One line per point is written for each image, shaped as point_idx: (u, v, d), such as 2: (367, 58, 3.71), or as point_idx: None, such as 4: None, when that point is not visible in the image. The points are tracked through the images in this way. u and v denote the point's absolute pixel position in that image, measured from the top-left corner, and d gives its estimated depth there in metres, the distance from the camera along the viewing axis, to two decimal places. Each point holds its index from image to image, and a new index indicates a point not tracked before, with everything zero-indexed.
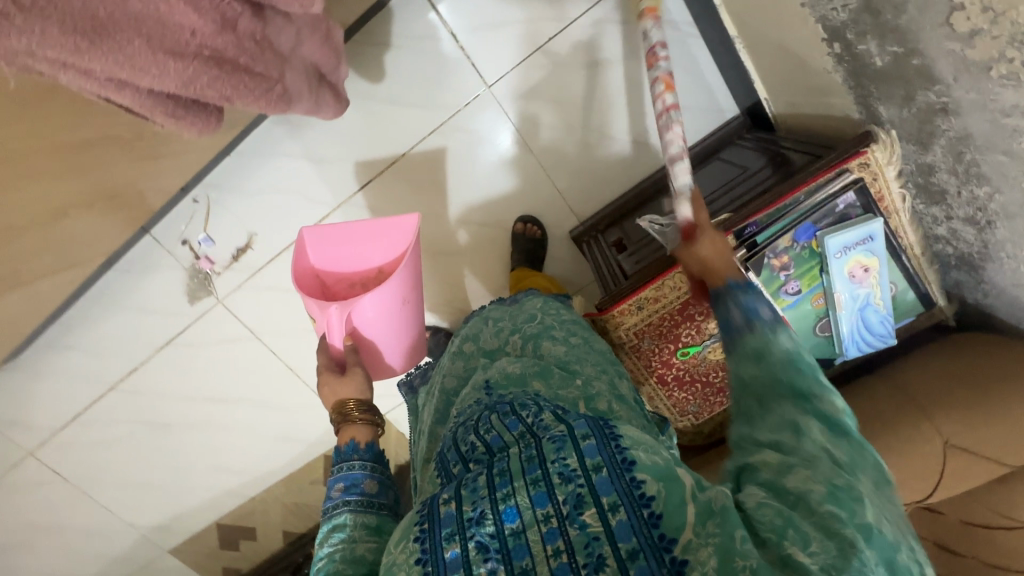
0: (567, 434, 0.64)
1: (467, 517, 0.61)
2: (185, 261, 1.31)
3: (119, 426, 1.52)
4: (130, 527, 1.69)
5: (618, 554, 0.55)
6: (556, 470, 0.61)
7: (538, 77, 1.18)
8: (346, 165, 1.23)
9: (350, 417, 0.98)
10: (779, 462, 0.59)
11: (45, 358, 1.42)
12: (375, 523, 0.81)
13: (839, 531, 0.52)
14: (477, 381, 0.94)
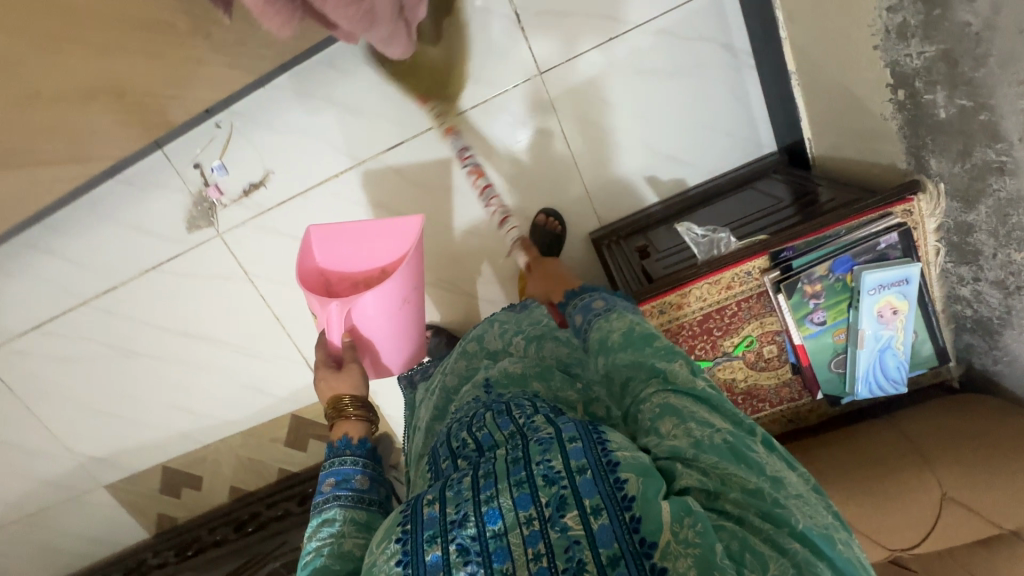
0: (555, 436, 0.62)
1: (450, 518, 0.59)
2: (193, 186, 1.26)
3: (82, 344, 1.44)
4: (68, 454, 1.61)
5: (598, 560, 0.53)
6: (540, 471, 0.59)
7: (586, 75, 1.13)
8: (379, 121, 1.20)
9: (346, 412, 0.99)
10: (700, 478, 0.58)
11: (21, 259, 1.35)
12: (364, 519, 0.79)
13: (787, 547, 0.53)
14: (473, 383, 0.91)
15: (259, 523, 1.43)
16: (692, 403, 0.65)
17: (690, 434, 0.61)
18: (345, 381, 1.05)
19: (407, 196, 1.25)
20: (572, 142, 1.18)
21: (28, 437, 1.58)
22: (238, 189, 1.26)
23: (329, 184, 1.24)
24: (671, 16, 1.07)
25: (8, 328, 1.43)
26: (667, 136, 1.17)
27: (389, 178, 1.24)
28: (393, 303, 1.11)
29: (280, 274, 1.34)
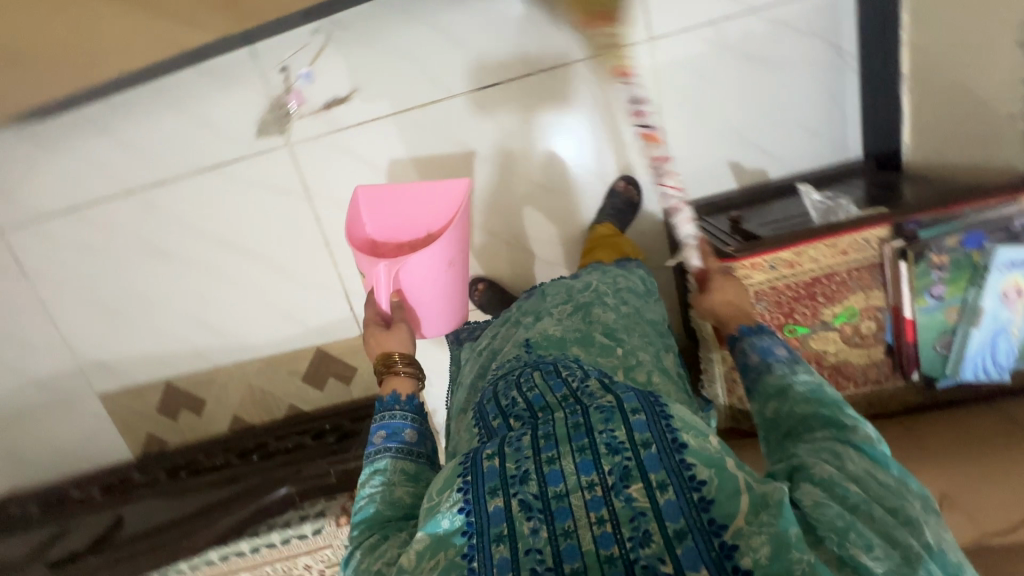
0: (617, 407, 0.65)
1: (511, 475, 0.63)
2: (274, 90, 1.21)
3: (115, 237, 1.38)
4: (68, 354, 1.52)
5: (664, 532, 0.55)
6: (603, 440, 0.62)
7: (698, 50, 1.13)
8: (481, 58, 1.17)
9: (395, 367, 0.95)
10: (839, 495, 0.57)
11: (72, 135, 1.29)
12: (414, 470, 0.82)
13: (902, 541, 0.54)
14: (515, 344, 0.91)
15: (264, 453, 1.36)
16: (855, 448, 0.61)
17: (835, 459, 0.60)
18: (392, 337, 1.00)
19: (492, 141, 1.22)
20: (667, 112, 1.19)
21: (32, 327, 1.50)
22: (321, 103, 1.22)
23: (415, 113, 1.22)
24: (792, 7, 1.09)
25: (40, 207, 1.36)
26: (763, 126, 1.18)
27: (476, 118, 1.21)
28: (440, 265, 1.08)
29: (341, 198, 1.30)
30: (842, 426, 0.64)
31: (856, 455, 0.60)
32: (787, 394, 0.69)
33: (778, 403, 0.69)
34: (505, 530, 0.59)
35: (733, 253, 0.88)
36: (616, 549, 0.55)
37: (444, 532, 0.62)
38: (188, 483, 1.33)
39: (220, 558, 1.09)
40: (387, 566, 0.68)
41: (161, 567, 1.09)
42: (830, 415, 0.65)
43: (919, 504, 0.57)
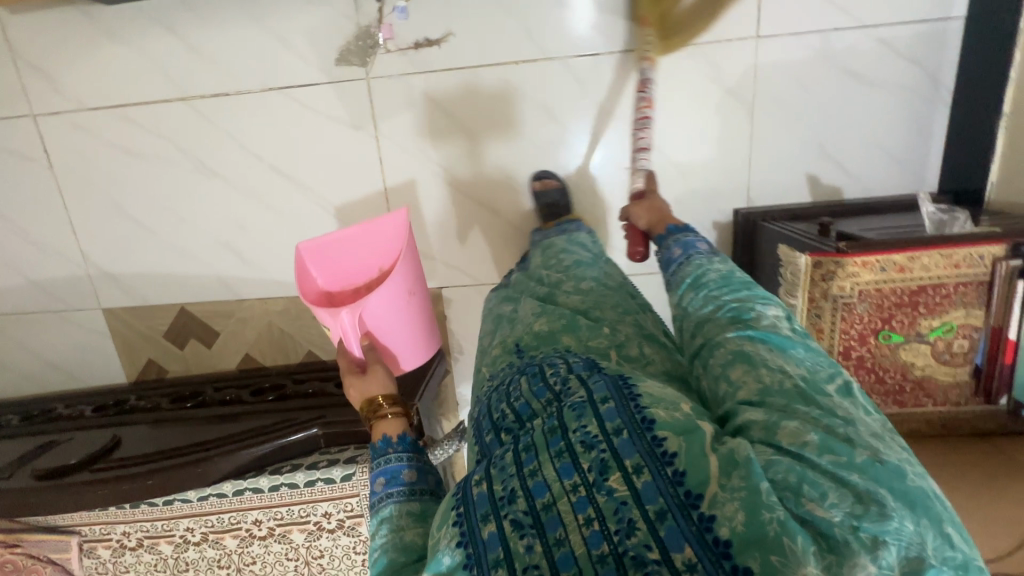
0: (588, 401, 0.65)
1: (499, 497, 0.61)
2: (365, 20, 1.16)
3: (158, 143, 1.30)
4: (77, 260, 1.42)
5: (646, 516, 0.54)
6: (578, 438, 0.62)
7: (800, 57, 1.13)
8: (583, 25, 1.14)
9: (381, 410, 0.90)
10: (783, 446, 0.55)
11: (135, 26, 1.21)
12: (419, 510, 0.76)
13: (848, 479, 0.51)
14: (504, 342, 0.90)
15: (281, 395, 1.27)
16: (768, 347, 0.66)
17: (755, 365, 0.64)
18: (369, 381, 0.98)
19: (578, 111, 1.20)
20: (761, 118, 1.17)
21: (43, 225, 1.39)
22: (409, 39, 1.17)
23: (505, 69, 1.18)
24: (898, 31, 1.10)
25: (82, 97, 1.27)
26: (849, 145, 1.18)
27: (568, 86, 1.18)
28: (401, 296, 1.13)
29: (410, 144, 1.25)
30: (744, 319, 0.70)
31: (766, 350, 0.65)
32: (698, 285, 0.79)
33: (693, 295, 0.79)
34: (501, 555, 0.56)
35: (848, 251, 0.80)
36: (606, 545, 0.54)
37: (446, 569, 0.59)
38: (195, 414, 1.24)
39: (235, 493, 1.01)
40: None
41: (166, 494, 1.00)
42: (733, 312, 0.72)
43: (857, 429, 0.56)
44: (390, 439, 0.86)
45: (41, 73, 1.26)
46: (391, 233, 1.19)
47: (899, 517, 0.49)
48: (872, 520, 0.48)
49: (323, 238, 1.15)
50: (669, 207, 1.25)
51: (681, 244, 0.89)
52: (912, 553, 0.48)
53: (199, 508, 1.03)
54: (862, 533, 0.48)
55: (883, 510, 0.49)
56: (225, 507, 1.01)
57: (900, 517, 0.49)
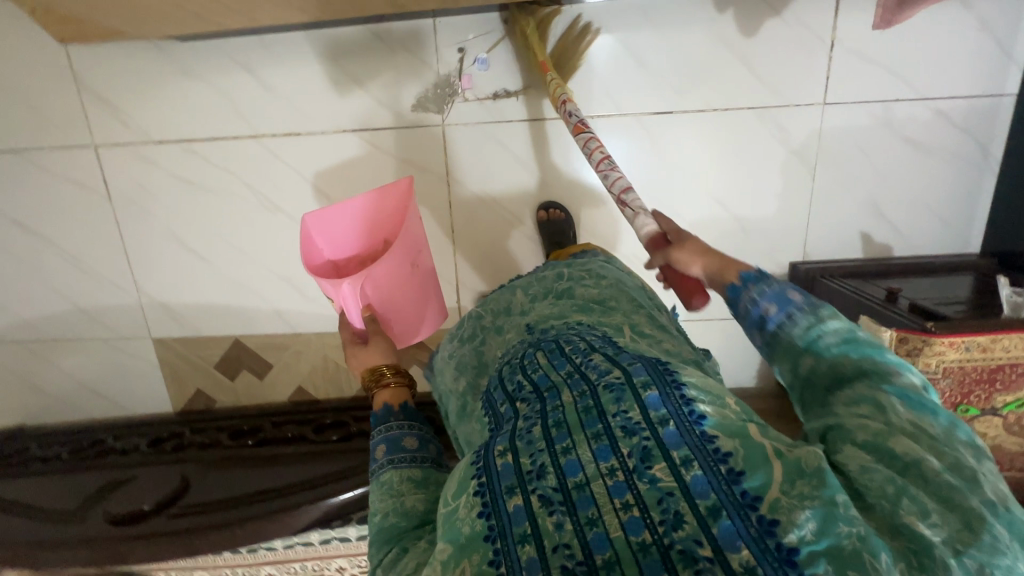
0: (627, 384, 0.58)
1: (525, 470, 0.54)
2: (446, 69, 1.18)
3: (223, 177, 1.29)
4: (129, 289, 1.40)
5: (697, 511, 0.47)
6: (619, 423, 0.54)
7: (862, 123, 1.19)
8: (658, 84, 1.18)
9: (386, 377, 0.89)
10: (888, 458, 0.49)
11: (208, 62, 1.20)
12: (421, 477, 0.71)
13: (961, 504, 0.45)
14: (517, 332, 0.86)
15: (345, 433, 1.27)
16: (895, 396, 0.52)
17: (878, 408, 0.52)
18: (371, 351, 0.96)
19: (647, 164, 1.24)
20: (821, 177, 1.23)
21: (96, 253, 1.37)
22: (489, 89, 1.20)
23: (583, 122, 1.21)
24: (953, 104, 1.17)
25: (148, 129, 1.26)
26: (900, 205, 1.24)
27: (643, 141, 1.22)
28: (403, 271, 1.07)
29: (481, 189, 1.27)
30: (877, 373, 0.55)
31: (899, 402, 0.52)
32: (814, 347, 0.59)
33: (811, 360, 0.59)
34: (528, 531, 0.50)
35: (935, 331, 0.89)
36: (648, 534, 0.47)
37: (464, 540, 0.52)
38: (260, 452, 1.26)
39: (320, 541, 1.08)
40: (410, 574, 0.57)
41: (251, 544, 1.05)
42: (853, 360, 0.56)
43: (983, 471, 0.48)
44: (392, 407, 0.83)
45: (106, 104, 1.24)
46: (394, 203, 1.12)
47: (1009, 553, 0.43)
48: (983, 549, 0.43)
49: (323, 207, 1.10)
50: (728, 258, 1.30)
51: (774, 292, 0.62)
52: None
53: (284, 556, 1.10)
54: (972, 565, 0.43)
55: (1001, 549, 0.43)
56: (315, 556, 1.09)
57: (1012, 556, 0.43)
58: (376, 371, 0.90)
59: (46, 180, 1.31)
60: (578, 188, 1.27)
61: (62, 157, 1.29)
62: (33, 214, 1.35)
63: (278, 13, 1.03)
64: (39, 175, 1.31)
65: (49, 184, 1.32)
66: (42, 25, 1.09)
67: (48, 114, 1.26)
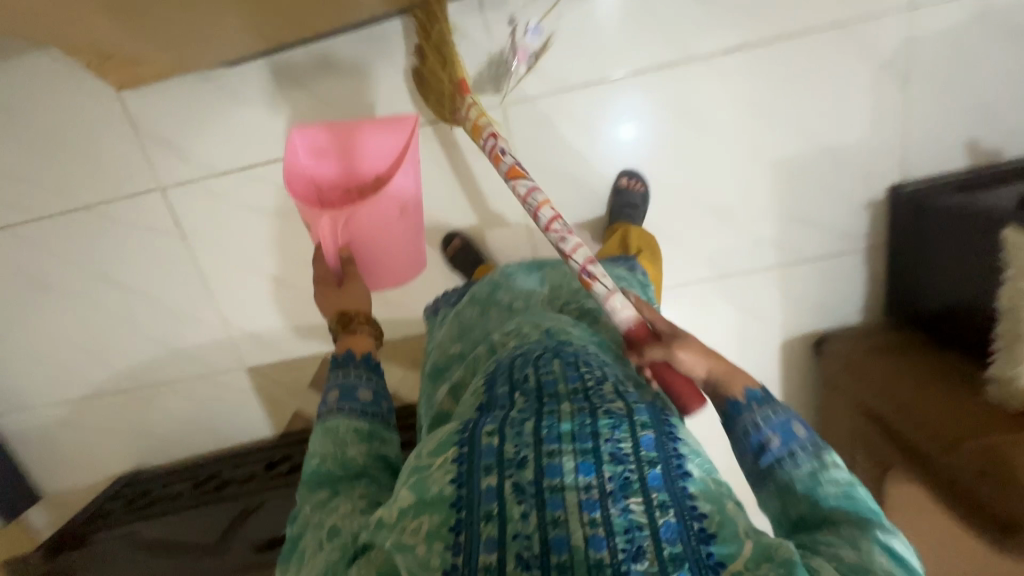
0: (628, 417, 0.59)
1: (508, 457, 0.55)
2: (498, 45, 1.15)
3: (289, 199, 1.29)
4: (216, 324, 1.42)
5: (659, 555, 0.50)
6: (608, 448, 0.56)
7: (956, 21, 1.09)
8: (725, 19, 1.11)
9: (356, 322, 0.94)
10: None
11: (260, 84, 1.20)
12: (366, 430, 0.76)
13: None
14: (520, 320, 0.85)
15: None
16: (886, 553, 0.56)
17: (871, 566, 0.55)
18: (347, 296, 0.99)
19: (723, 108, 1.17)
20: (913, 89, 1.14)
21: (179, 296, 1.40)
22: (543, 59, 1.15)
23: (631, 75, 1.16)
24: None
25: (210, 162, 1.26)
26: (1007, 102, 1.14)
27: (696, 81, 1.16)
28: (392, 214, 1.12)
29: (551, 165, 1.23)
30: (865, 524, 0.59)
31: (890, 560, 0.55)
32: (812, 489, 0.62)
33: (805, 501, 0.62)
34: (494, 511, 0.52)
35: None
36: (607, 554, 0.49)
37: (428, 499, 0.55)
38: None
39: None
40: (341, 520, 0.64)
41: None
42: (845, 506, 0.61)
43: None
44: (353, 354, 0.87)
45: (167, 145, 1.25)
46: (392, 138, 1.13)
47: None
48: None
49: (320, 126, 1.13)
50: (821, 193, 1.22)
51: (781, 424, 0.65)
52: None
53: None
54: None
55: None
56: None
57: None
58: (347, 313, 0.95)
59: (121, 230, 1.34)
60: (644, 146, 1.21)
61: (133, 208, 1.31)
62: (114, 267, 1.38)
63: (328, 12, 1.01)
64: (114, 230, 1.33)
65: (124, 235, 1.34)
66: (102, 75, 1.11)
67: (113, 164, 1.27)
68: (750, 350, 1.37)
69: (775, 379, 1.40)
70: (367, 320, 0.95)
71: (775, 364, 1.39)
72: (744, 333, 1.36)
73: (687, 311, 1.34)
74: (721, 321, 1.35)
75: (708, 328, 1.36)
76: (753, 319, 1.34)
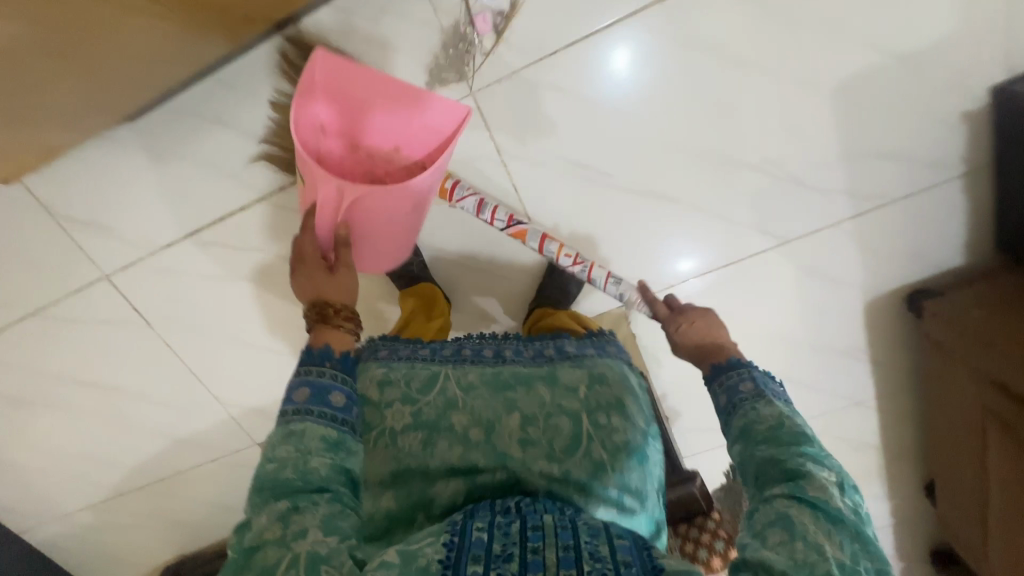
0: (604, 529, 0.58)
1: (495, 552, 0.53)
2: (449, 19, 0.91)
3: (249, 258, 1.09)
4: (214, 407, 1.27)
5: None
6: (586, 547, 0.54)
7: None
8: None
9: (334, 316, 0.75)
10: (772, 534, 0.55)
11: (178, 135, 0.99)
12: (336, 439, 0.64)
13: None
14: (510, 421, 0.73)
15: None
16: (808, 509, 0.56)
17: (790, 529, 0.54)
18: (323, 282, 0.79)
19: (750, 36, 0.89)
20: None
21: (166, 384, 1.24)
22: (512, 21, 0.90)
23: (636, 19, 0.90)
24: None
25: (152, 237, 1.06)
26: None
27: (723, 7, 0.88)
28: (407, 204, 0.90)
29: (546, 154, 0.99)
30: (791, 474, 0.60)
31: (811, 517, 0.55)
32: (747, 436, 0.67)
33: (742, 447, 0.67)
34: None
35: None
36: None
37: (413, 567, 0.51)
38: None
39: None
40: (315, 546, 0.52)
41: None
42: (779, 462, 0.61)
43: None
44: (331, 350, 0.72)
45: (97, 228, 1.06)
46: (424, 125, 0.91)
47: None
48: None
49: (350, 63, 0.86)
50: (894, 116, 0.95)
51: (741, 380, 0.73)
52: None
53: None
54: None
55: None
56: None
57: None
58: (323, 303, 0.76)
59: (82, 331, 1.17)
60: (673, 105, 0.95)
61: (84, 305, 1.14)
62: (88, 369, 1.22)
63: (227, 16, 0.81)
64: (73, 331, 1.17)
65: (85, 335, 1.18)
66: None
67: (44, 263, 1.09)
68: (827, 319, 1.14)
69: (860, 345, 1.17)
70: (344, 317, 0.76)
71: (860, 330, 1.15)
72: (817, 302, 1.12)
73: (749, 290, 1.11)
74: (789, 292, 1.11)
75: (771, 305, 1.13)
76: (827, 283, 1.10)
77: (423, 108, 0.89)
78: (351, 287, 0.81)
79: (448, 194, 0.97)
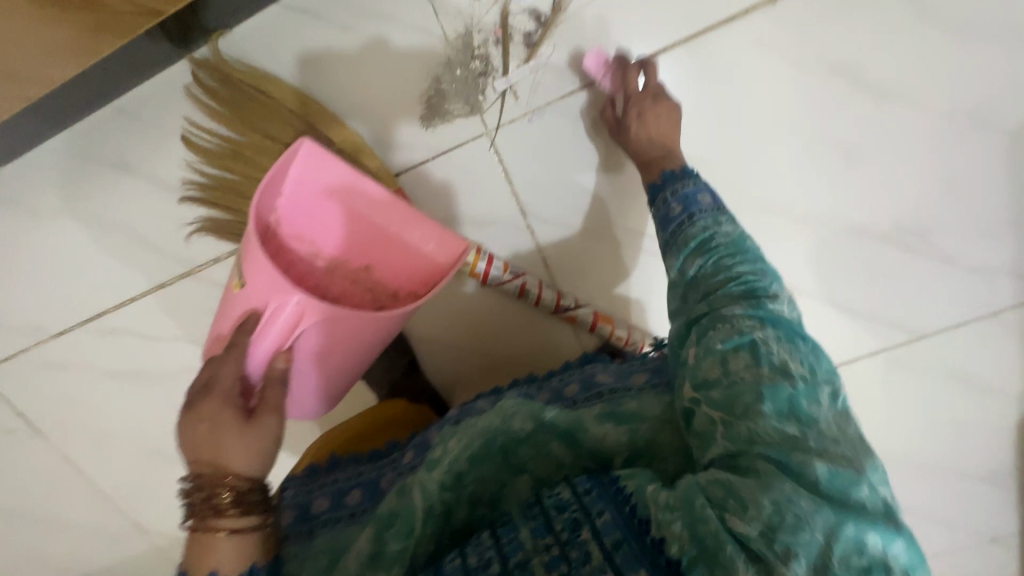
0: (565, 488, 0.44)
1: (472, 561, 0.41)
2: (462, 32, 0.65)
3: (165, 353, 0.77)
4: (118, 549, 0.90)
5: None
6: (551, 502, 0.44)
7: None
8: None
9: (212, 515, 0.41)
10: (743, 365, 0.43)
11: (66, 183, 0.70)
12: None
13: (791, 448, 0.39)
14: (521, 488, 0.48)
15: None
16: (775, 333, 0.44)
17: (755, 358, 0.43)
18: (211, 439, 0.43)
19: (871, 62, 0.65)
20: None
21: (42, 522, 0.88)
22: (553, 30, 0.65)
23: (731, 27, 0.65)
24: None
25: (36, 321, 0.75)
26: None
27: (850, 14, 0.64)
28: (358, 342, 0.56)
29: (587, 215, 0.70)
30: (755, 293, 0.47)
31: (777, 340, 0.43)
32: (705, 249, 0.51)
33: (700, 261, 0.51)
34: None
35: None
36: None
37: None
38: None
39: None
40: None
41: None
42: (745, 283, 0.48)
43: (840, 425, 0.41)
44: None
45: None
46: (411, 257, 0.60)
47: (823, 529, 0.35)
48: (778, 484, 0.37)
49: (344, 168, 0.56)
50: None
51: (693, 190, 0.56)
52: (861, 563, 0.35)
53: None
54: (776, 546, 0.35)
55: (823, 541, 0.35)
56: None
57: (821, 525, 0.36)
58: (206, 481, 0.42)
59: None
60: (777, 148, 0.68)
61: None
62: None
63: (105, 13, 0.54)
64: None
65: None
66: None
67: None
68: (981, 445, 0.79)
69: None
70: (242, 514, 0.42)
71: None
72: (968, 426, 0.78)
73: (865, 401, 0.78)
74: (926, 405, 0.78)
75: (898, 428, 0.79)
76: (976, 393, 0.77)
77: (430, 233, 0.58)
78: (266, 446, 0.45)
79: (479, 274, 0.67)
